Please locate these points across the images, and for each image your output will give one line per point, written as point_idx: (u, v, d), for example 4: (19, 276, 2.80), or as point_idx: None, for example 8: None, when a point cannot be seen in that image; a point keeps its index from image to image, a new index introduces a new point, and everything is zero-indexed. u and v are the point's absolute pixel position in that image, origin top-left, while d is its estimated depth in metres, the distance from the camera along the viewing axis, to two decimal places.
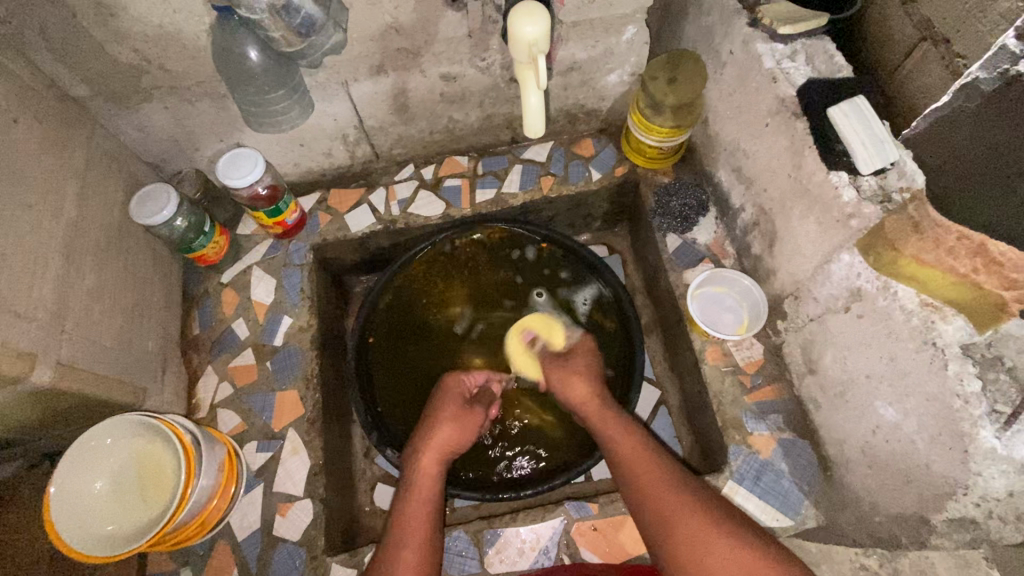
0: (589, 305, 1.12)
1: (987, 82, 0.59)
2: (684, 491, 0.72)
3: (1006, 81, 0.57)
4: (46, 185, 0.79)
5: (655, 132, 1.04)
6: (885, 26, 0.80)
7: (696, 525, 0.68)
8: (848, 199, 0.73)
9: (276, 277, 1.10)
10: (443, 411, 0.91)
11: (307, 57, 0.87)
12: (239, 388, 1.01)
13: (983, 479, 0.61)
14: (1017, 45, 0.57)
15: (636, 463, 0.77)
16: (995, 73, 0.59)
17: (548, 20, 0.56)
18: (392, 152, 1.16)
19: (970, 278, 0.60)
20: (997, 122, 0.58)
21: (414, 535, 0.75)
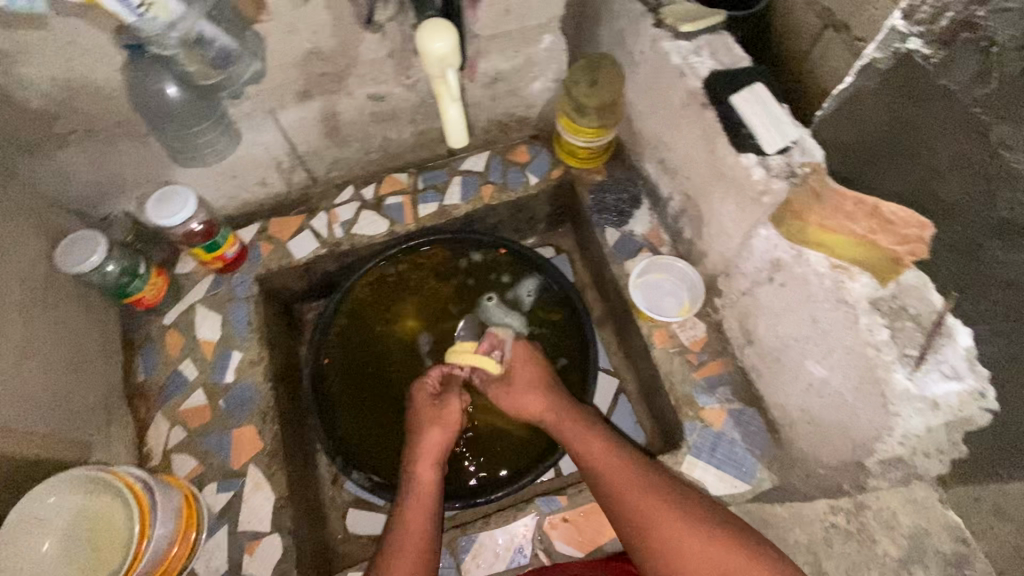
0: (535, 295, 1.15)
1: (883, 61, 0.72)
2: (657, 490, 0.75)
3: (900, 58, 0.70)
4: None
5: (583, 133, 1.09)
6: (789, 19, 0.85)
7: (666, 523, 0.72)
8: (758, 177, 0.77)
9: (221, 312, 1.08)
10: (427, 415, 0.90)
11: (227, 89, 0.85)
12: (192, 430, 0.98)
13: (904, 419, 0.67)
14: (904, 25, 0.68)
15: (609, 466, 0.79)
16: (887, 52, 0.71)
17: (456, 35, 0.57)
18: (329, 175, 1.16)
19: (868, 238, 0.68)
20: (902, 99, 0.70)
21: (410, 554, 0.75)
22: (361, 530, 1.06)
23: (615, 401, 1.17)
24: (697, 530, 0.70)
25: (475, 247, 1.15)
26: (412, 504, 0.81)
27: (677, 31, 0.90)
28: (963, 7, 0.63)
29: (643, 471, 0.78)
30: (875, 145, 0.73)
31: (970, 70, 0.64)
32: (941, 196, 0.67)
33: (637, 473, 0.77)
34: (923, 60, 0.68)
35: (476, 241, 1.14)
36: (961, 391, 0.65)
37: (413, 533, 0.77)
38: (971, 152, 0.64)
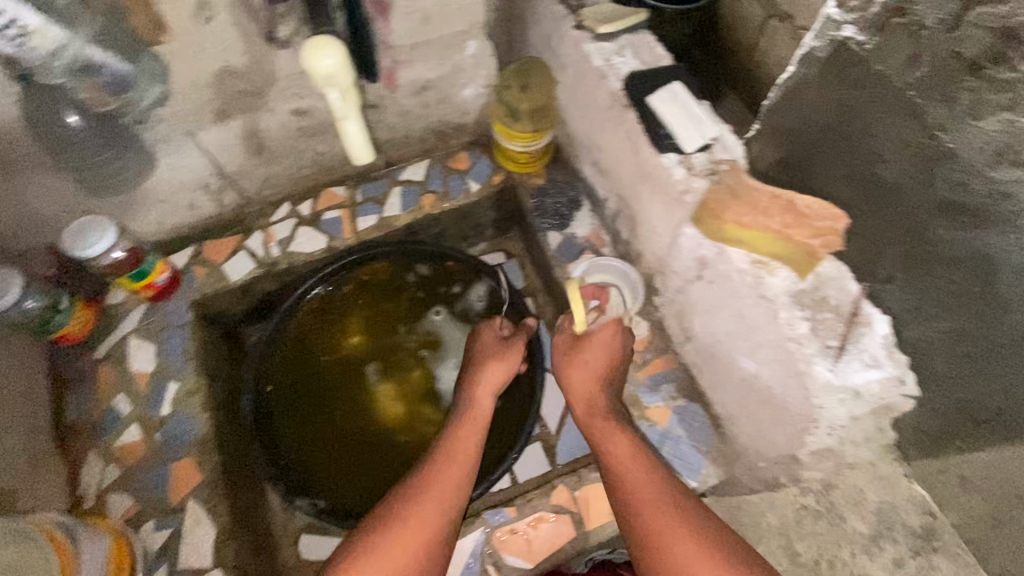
0: (485, 301, 1.14)
1: (821, 50, 0.63)
2: (674, 489, 0.75)
3: (835, 48, 0.61)
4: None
5: (517, 138, 1.08)
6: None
7: (675, 521, 0.71)
8: (679, 177, 0.78)
9: (156, 342, 1.04)
10: (487, 355, 0.94)
11: (131, 115, 0.82)
12: (128, 467, 0.95)
13: (827, 409, 0.68)
14: (838, 13, 0.60)
15: (637, 459, 0.78)
16: (825, 41, 0.62)
17: (343, 50, 0.55)
18: (263, 194, 1.13)
19: (782, 232, 0.68)
20: (841, 85, 0.61)
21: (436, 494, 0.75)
22: (314, 555, 1.03)
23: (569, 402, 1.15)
24: (701, 537, 0.69)
25: (421, 258, 1.13)
26: (464, 427, 0.83)
27: (596, 32, 0.90)
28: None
29: (667, 472, 0.77)
30: (816, 134, 0.66)
31: (903, 52, 0.55)
32: (886, 181, 0.60)
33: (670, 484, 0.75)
34: (856, 48, 0.59)
35: (422, 252, 1.13)
36: (881, 378, 0.67)
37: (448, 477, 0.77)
38: (911, 137, 0.56)
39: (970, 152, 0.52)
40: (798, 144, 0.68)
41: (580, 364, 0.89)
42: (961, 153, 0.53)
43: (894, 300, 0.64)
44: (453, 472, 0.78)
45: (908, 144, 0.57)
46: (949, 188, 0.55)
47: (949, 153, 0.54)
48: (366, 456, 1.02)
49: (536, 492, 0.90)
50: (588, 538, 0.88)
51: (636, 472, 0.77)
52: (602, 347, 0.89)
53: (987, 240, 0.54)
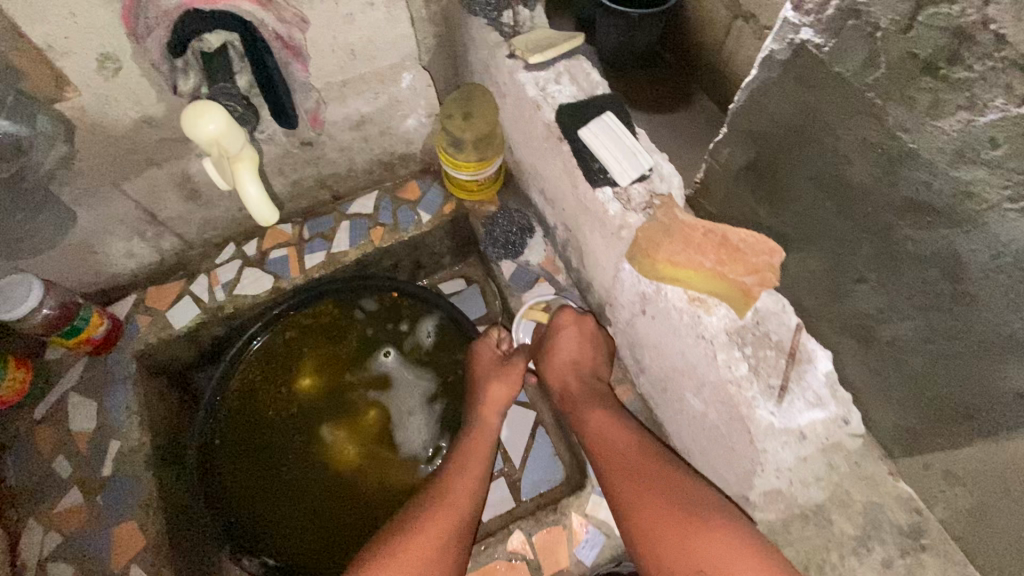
0: (434, 335, 1.11)
1: (781, 52, 0.62)
2: (668, 477, 0.73)
3: (794, 49, 0.60)
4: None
5: (463, 168, 1.05)
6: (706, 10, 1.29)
7: (665, 506, 0.70)
8: (614, 213, 0.75)
9: (96, 399, 1.00)
10: (486, 371, 0.95)
11: (32, 180, 0.77)
12: (69, 534, 0.90)
13: (772, 453, 0.65)
14: (795, 15, 0.59)
15: (639, 456, 0.77)
16: (785, 43, 0.61)
17: (221, 112, 0.57)
18: (205, 237, 1.09)
19: (717, 270, 0.67)
20: (806, 90, 0.60)
21: (440, 517, 0.76)
22: None
23: (533, 433, 1.11)
24: (695, 521, 0.68)
25: (365, 294, 1.10)
26: (473, 444, 0.87)
27: (528, 63, 0.87)
28: None
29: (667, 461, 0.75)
30: (788, 135, 0.65)
31: (859, 54, 0.53)
32: (855, 182, 0.59)
33: (667, 473, 0.74)
34: (815, 52, 0.57)
35: (366, 289, 1.10)
36: (825, 418, 0.66)
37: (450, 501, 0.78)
38: (875, 142, 0.55)
39: (931, 152, 0.50)
40: (773, 142, 0.68)
41: (557, 360, 0.90)
42: (921, 154, 0.51)
43: (872, 298, 0.63)
44: (456, 495, 0.79)
45: (867, 146, 0.56)
46: (913, 189, 0.53)
47: (911, 154, 0.52)
48: (326, 507, 1.00)
49: (492, 539, 0.87)
50: None
51: (640, 474, 0.75)
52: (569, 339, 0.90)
53: (954, 239, 0.52)
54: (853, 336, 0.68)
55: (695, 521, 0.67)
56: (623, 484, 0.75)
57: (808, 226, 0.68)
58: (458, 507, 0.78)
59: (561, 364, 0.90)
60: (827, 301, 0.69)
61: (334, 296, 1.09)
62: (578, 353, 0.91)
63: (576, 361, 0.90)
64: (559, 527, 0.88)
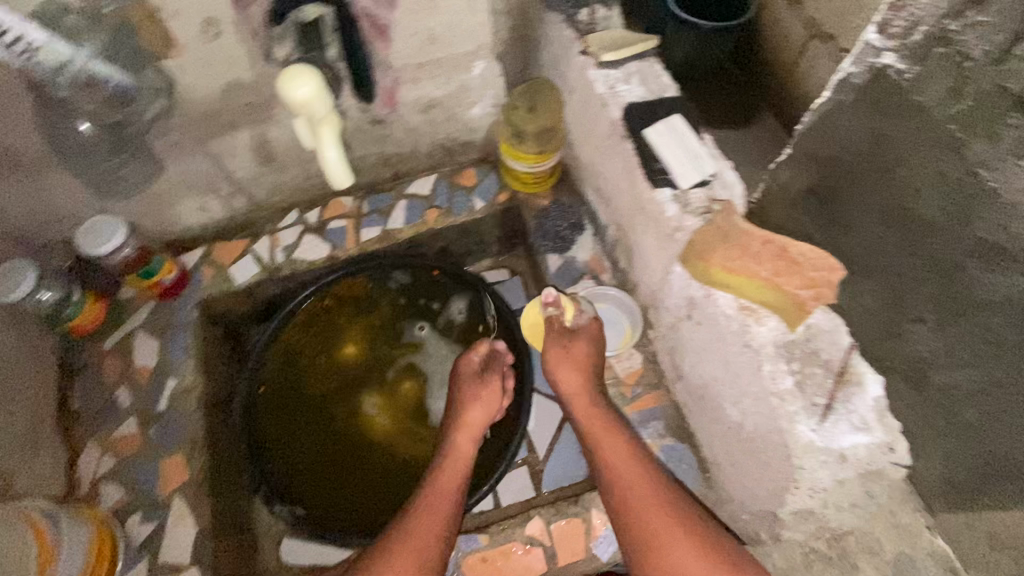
0: (465, 313, 1.17)
1: (857, 75, 0.57)
2: (663, 494, 0.76)
3: (874, 74, 0.55)
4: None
5: (523, 159, 1.07)
6: None
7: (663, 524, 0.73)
8: (671, 214, 0.75)
9: (160, 339, 1.07)
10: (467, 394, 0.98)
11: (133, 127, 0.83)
12: (123, 458, 0.98)
13: (809, 471, 0.64)
14: (879, 39, 0.54)
15: (637, 475, 0.78)
16: (863, 67, 0.56)
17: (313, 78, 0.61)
18: (272, 201, 1.16)
19: (773, 281, 0.65)
20: (880, 115, 0.55)
21: (420, 537, 0.77)
22: (293, 562, 1.04)
23: (560, 427, 1.12)
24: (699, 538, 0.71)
25: (399, 270, 1.15)
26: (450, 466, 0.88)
27: (601, 59, 0.89)
28: (937, 19, 0.49)
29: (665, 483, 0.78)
30: (852, 165, 0.59)
31: (943, 83, 0.49)
32: (922, 218, 0.53)
33: (662, 493, 0.76)
34: (896, 78, 0.53)
35: (397, 263, 1.15)
36: (869, 443, 0.64)
37: (433, 518, 0.79)
38: (888, 206, 0.56)
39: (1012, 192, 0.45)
40: (837, 169, 0.61)
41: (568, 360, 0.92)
42: (1003, 194, 0.46)
43: (928, 342, 0.57)
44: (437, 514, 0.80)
45: (944, 179, 0.50)
46: (989, 229, 0.48)
47: (991, 192, 0.47)
48: (362, 466, 1.05)
49: (511, 521, 0.89)
50: None
51: (643, 497, 0.76)
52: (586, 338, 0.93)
53: None
54: (903, 380, 0.61)
55: (702, 544, 0.71)
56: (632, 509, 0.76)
57: (865, 259, 0.61)
58: (438, 526, 0.79)
59: (568, 363, 0.91)
60: (875, 342, 0.63)
61: (368, 270, 1.14)
62: (579, 356, 0.92)
63: (578, 362, 0.92)
64: (579, 519, 0.88)
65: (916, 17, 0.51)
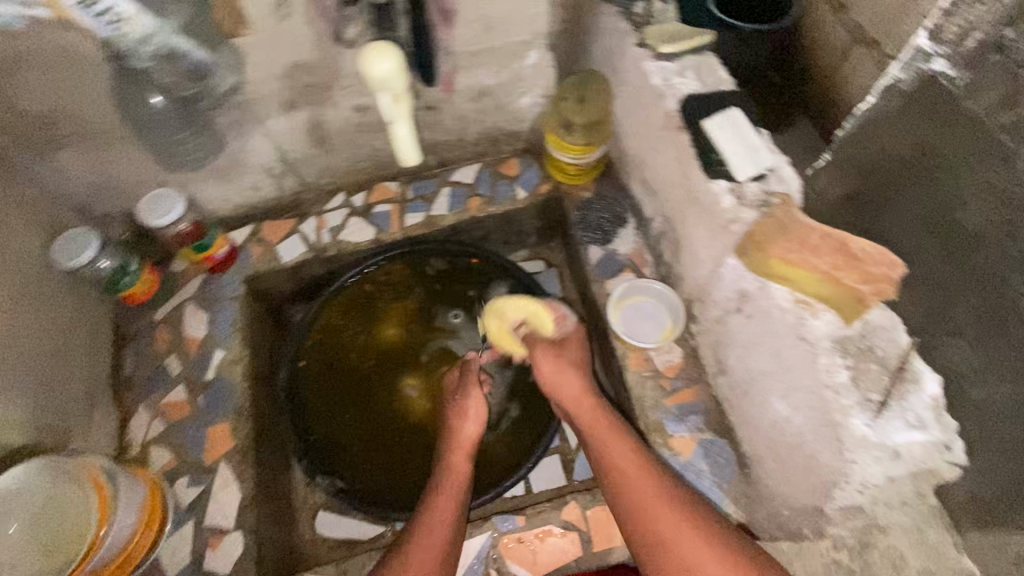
0: None
1: (907, 81, 0.64)
2: (664, 488, 0.78)
3: (924, 80, 0.63)
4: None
5: (569, 150, 1.08)
6: None
7: (668, 514, 0.75)
8: (727, 206, 0.76)
9: (209, 312, 1.10)
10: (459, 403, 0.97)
11: (206, 98, 0.87)
12: (171, 423, 1.01)
13: (861, 466, 0.64)
14: (930, 45, 0.62)
15: (644, 478, 0.79)
16: (913, 73, 0.64)
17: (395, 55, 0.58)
18: (321, 183, 1.18)
19: (833, 274, 0.65)
20: (927, 121, 0.62)
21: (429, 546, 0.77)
22: (328, 533, 1.07)
23: None
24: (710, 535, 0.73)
25: (438, 256, 1.17)
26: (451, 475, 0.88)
27: (659, 52, 0.89)
28: (992, 27, 0.55)
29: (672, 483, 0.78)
30: (897, 170, 0.66)
31: (996, 91, 0.55)
32: (967, 223, 0.59)
33: (669, 493, 0.77)
34: (948, 84, 0.60)
35: (437, 250, 1.17)
36: (924, 441, 0.63)
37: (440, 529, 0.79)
38: (929, 214, 0.63)
39: None
40: (878, 176, 0.68)
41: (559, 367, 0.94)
42: None
43: (960, 356, 0.61)
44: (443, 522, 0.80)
45: (990, 184, 0.56)
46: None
47: None
48: (398, 446, 1.07)
49: (548, 505, 0.90)
50: (593, 561, 0.86)
51: (652, 501, 0.77)
52: (571, 345, 0.97)
53: None
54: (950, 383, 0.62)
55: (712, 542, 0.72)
56: (642, 515, 0.77)
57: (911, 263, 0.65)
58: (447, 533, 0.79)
59: (560, 368, 0.94)
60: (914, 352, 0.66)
61: (409, 255, 1.16)
62: (571, 359, 0.95)
63: (571, 365, 0.95)
64: None
65: (970, 25, 0.57)
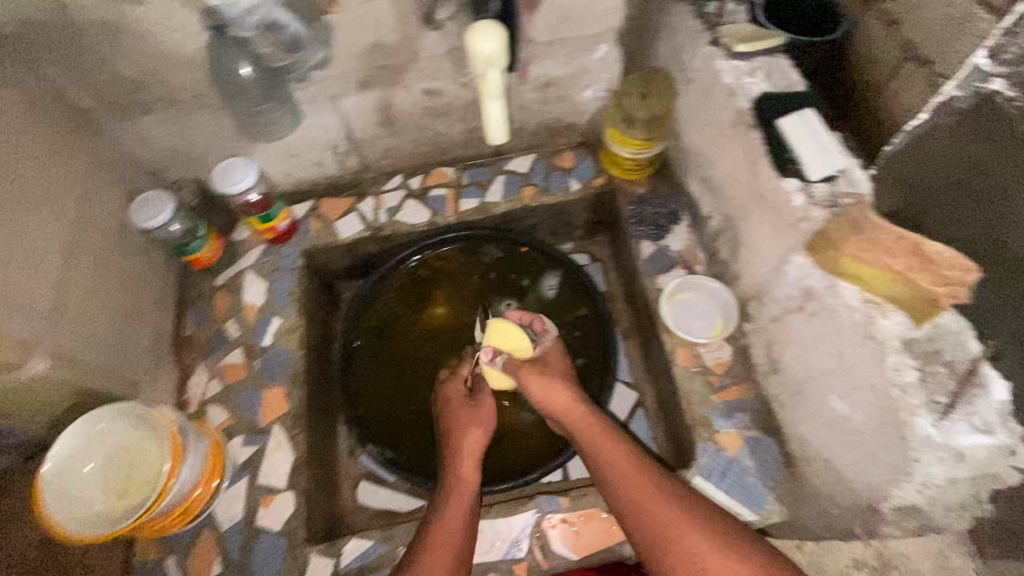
0: (556, 290, 1.20)
1: (962, 99, 0.66)
2: (666, 488, 0.78)
3: (981, 98, 0.64)
4: (30, 158, 0.83)
5: (629, 144, 1.09)
6: None
7: (680, 520, 0.74)
8: (797, 203, 0.77)
9: (267, 281, 1.14)
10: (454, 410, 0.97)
11: (295, 72, 0.91)
12: (228, 385, 1.05)
13: (924, 466, 0.65)
14: (988, 64, 0.63)
15: (646, 480, 0.79)
16: (969, 90, 0.65)
17: (499, 37, 0.62)
18: (381, 163, 1.22)
19: (904, 275, 0.66)
20: (978, 141, 0.64)
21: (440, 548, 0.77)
22: (368, 503, 1.09)
23: (632, 412, 1.15)
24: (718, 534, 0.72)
25: (493, 244, 1.20)
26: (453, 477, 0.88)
27: (732, 50, 0.90)
28: None
29: (673, 483, 0.79)
30: (945, 187, 0.68)
31: None
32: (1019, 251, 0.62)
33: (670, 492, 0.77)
34: (1006, 103, 0.62)
35: (489, 236, 1.19)
36: (990, 445, 0.63)
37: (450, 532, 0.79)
38: (983, 235, 0.65)
39: None
40: (923, 195, 0.70)
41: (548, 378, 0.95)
42: None
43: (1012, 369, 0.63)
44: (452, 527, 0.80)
45: None
46: None
47: None
48: None
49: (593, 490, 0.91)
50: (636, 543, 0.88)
51: (654, 501, 0.77)
52: (555, 357, 1.00)
53: None
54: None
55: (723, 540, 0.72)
56: (647, 517, 0.76)
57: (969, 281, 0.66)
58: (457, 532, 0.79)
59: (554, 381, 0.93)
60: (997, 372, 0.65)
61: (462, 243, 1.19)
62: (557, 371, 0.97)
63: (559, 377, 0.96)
64: None
65: None
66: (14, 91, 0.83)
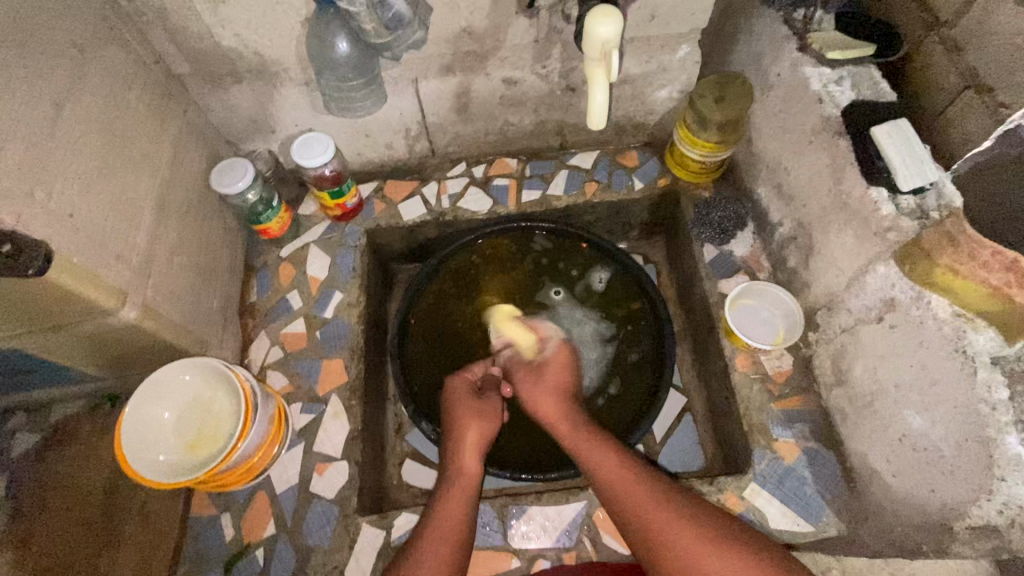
0: (605, 283, 1.20)
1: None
2: (662, 492, 0.76)
3: None
4: (134, 117, 0.86)
5: (699, 146, 1.09)
6: None
7: (675, 521, 0.72)
8: (887, 212, 0.77)
9: (331, 256, 1.16)
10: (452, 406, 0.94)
11: (390, 50, 0.94)
12: (289, 353, 1.07)
13: (1008, 485, 0.64)
14: None
15: (643, 483, 0.77)
16: None
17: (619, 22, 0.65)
18: (447, 149, 1.24)
19: (1002, 290, 0.63)
20: None
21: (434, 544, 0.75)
22: (413, 482, 1.11)
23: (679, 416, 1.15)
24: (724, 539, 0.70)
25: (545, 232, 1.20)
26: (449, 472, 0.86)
27: (822, 57, 0.89)
28: None
29: (669, 487, 0.77)
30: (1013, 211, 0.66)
31: None
32: None
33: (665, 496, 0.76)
34: None
35: (547, 228, 1.20)
36: None
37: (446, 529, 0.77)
38: None
39: None
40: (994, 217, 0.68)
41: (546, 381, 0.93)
42: None
43: None
44: (446, 523, 0.78)
45: None
46: None
47: None
48: None
49: None
50: None
51: (647, 503, 0.75)
52: (560, 361, 0.96)
53: None
54: None
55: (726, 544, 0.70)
56: (642, 519, 0.74)
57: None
58: (452, 529, 0.78)
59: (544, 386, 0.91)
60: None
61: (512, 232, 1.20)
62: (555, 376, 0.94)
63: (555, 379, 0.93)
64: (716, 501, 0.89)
65: None
66: (122, 50, 0.86)
